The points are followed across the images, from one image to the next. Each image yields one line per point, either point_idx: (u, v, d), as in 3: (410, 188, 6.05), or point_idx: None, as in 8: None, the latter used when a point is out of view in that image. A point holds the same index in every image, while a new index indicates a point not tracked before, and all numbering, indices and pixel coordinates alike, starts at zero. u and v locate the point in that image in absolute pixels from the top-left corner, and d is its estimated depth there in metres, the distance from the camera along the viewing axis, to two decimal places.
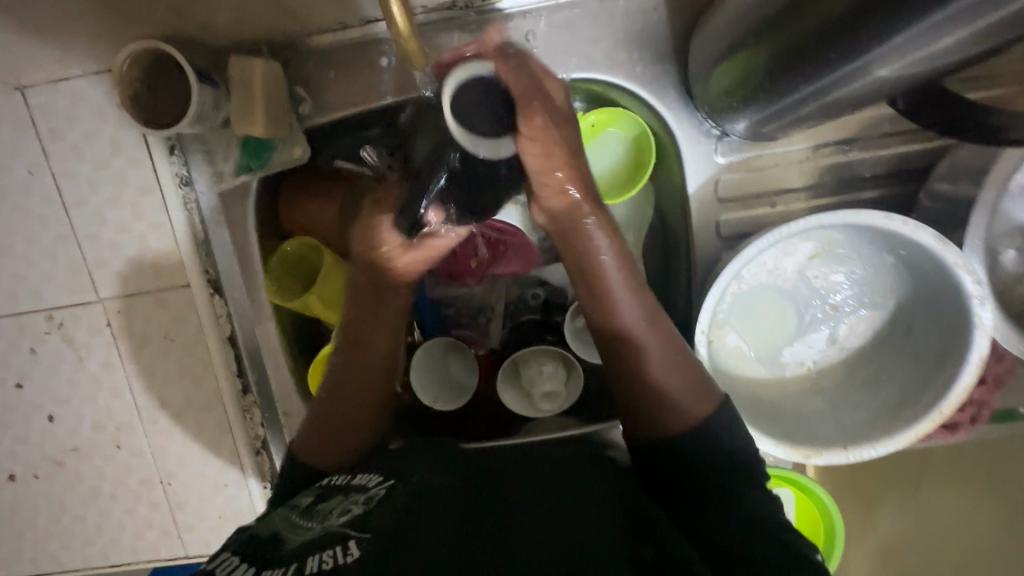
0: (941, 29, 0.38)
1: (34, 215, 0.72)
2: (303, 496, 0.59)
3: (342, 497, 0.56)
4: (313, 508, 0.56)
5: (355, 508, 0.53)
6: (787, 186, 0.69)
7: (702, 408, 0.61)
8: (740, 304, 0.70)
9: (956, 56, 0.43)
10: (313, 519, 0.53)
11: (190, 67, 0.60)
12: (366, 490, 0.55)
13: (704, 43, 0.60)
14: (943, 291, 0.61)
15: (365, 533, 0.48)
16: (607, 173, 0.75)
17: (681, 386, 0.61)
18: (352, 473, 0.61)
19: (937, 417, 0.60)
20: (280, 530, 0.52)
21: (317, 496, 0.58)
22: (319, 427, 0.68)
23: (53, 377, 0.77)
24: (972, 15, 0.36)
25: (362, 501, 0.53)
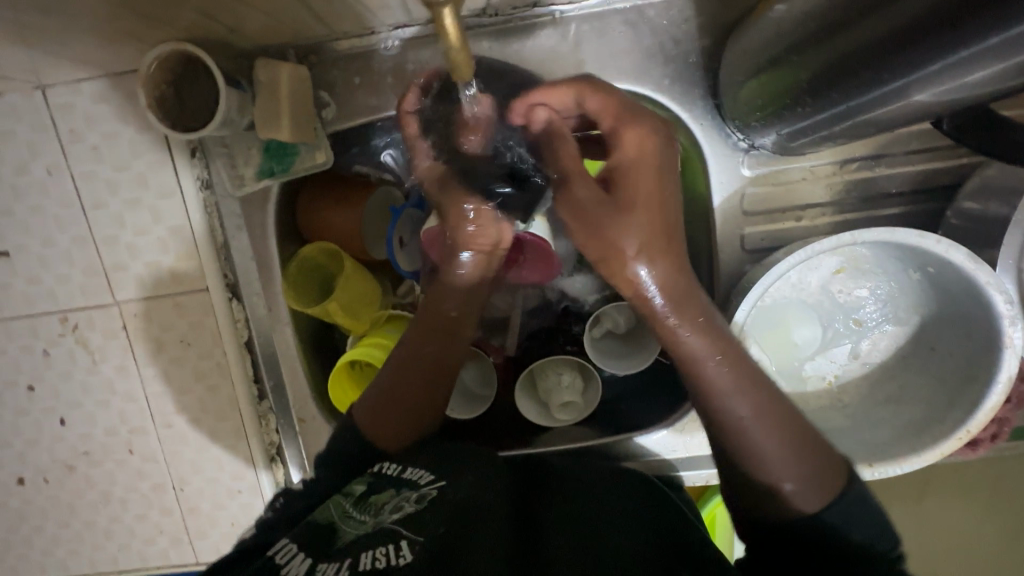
0: (997, 53, 0.38)
1: (52, 217, 0.71)
2: (355, 483, 0.60)
3: (394, 491, 0.56)
4: (366, 498, 0.56)
5: (407, 506, 0.53)
6: (812, 201, 0.69)
7: (807, 499, 0.49)
8: (763, 318, 0.70)
9: (997, 85, 0.43)
10: (367, 511, 0.54)
11: (217, 69, 0.59)
12: (418, 488, 0.56)
13: (736, 58, 0.60)
14: (970, 312, 0.61)
15: (417, 535, 0.49)
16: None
17: (805, 473, 0.50)
18: (404, 464, 0.61)
19: (965, 435, 0.60)
20: (335, 518, 0.54)
21: (370, 484, 0.59)
22: (384, 391, 0.64)
23: (66, 380, 0.76)
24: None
25: (414, 500, 0.54)
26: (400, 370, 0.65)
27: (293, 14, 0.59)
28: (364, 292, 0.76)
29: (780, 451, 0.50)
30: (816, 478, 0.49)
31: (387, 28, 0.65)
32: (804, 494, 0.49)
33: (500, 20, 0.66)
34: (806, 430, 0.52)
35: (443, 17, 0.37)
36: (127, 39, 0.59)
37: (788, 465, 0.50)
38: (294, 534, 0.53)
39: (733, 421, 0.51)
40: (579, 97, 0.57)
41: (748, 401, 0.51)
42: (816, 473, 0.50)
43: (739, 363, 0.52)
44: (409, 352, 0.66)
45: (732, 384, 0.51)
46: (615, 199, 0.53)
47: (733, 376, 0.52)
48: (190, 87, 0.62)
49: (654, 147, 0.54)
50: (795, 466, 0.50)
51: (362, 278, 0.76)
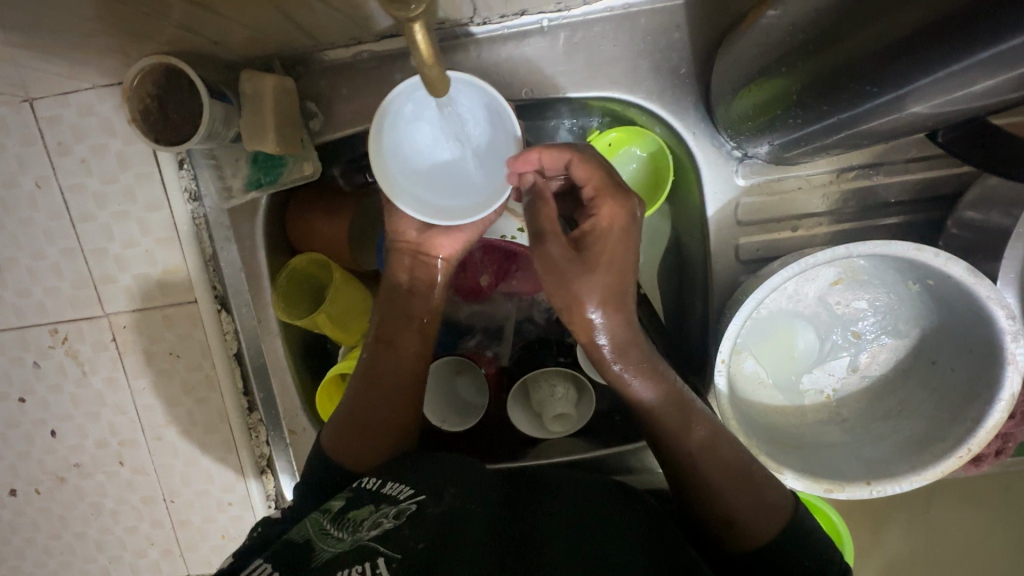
0: (995, 64, 0.37)
1: (41, 229, 0.71)
2: (334, 500, 0.59)
3: (373, 507, 0.55)
4: (345, 514, 0.55)
5: (386, 522, 0.52)
6: (808, 211, 0.67)
7: (764, 526, 0.55)
8: (759, 330, 0.68)
9: (996, 98, 0.41)
10: (345, 528, 0.53)
11: (200, 82, 0.58)
12: (397, 502, 0.55)
13: (728, 66, 0.59)
14: (972, 326, 0.59)
15: (395, 552, 0.48)
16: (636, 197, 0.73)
17: (752, 506, 0.56)
18: (384, 478, 0.60)
19: (965, 454, 0.59)
20: (312, 536, 0.53)
21: (349, 501, 0.58)
22: (349, 417, 0.66)
23: (56, 393, 0.76)
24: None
25: (392, 515, 0.53)
26: (364, 395, 0.66)
27: (277, 26, 0.58)
28: (355, 303, 0.76)
29: (731, 488, 0.56)
30: (765, 506, 0.56)
31: (375, 38, 0.64)
32: (758, 520, 0.55)
33: (490, 27, 0.64)
34: (751, 465, 0.58)
35: (411, 32, 0.36)
36: (111, 52, 0.59)
37: (737, 498, 0.56)
38: (267, 557, 0.51)
39: (688, 456, 0.57)
40: (570, 164, 0.59)
41: (705, 430, 0.58)
42: (766, 504, 0.56)
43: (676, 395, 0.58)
44: (368, 376, 0.67)
45: (700, 446, 0.57)
46: (582, 257, 0.56)
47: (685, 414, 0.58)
48: (174, 100, 0.62)
49: (620, 221, 0.57)
50: (745, 501, 0.56)
51: (352, 289, 0.75)
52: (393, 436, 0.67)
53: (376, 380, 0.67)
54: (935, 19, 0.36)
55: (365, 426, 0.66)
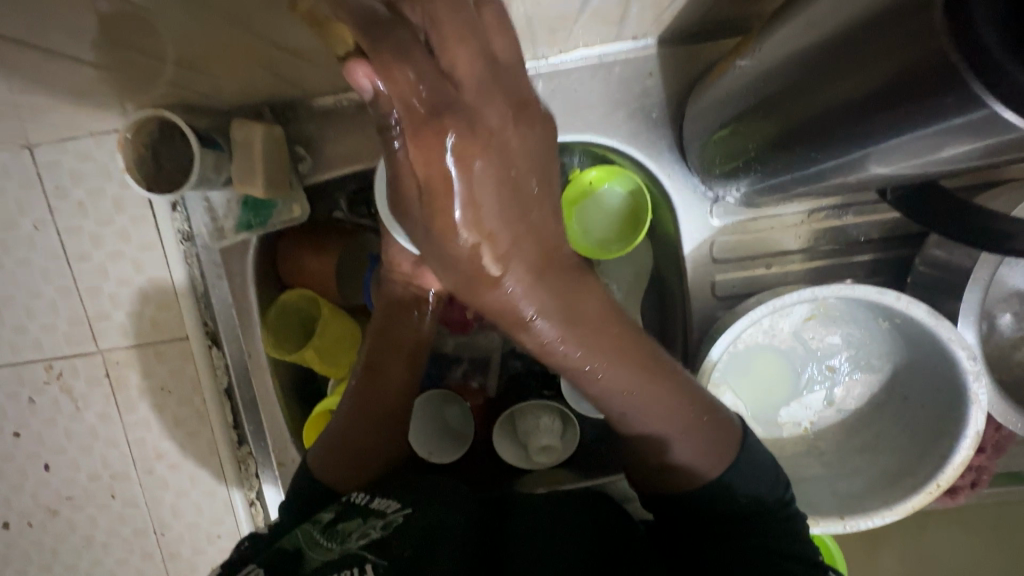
0: (943, 136, 0.39)
1: (39, 269, 0.73)
2: (325, 513, 0.59)
3: (361, 519, 0.56)
4: (334, 526, 0.56)
5: (374, 531, 0.54)
6: (782, 249, 0.69)
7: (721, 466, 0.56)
8: (737, 365, 0.70)
9: (949, 165, 0.44)
10: (334, 538, 0.54)
11: (191, 132, 0.61)
12: (385, 515, 0.56)
13: (703, 112, 0.61)
14: (938, 364, 0.61)
15: (382, 560, 0.49)
16: (619, 233, 0.73)
17: (712, 454, 0.56)
18: (374, 494, 0.62)
19: (935, 489, 0.59)
20: (302, 545, 0.54)
21: (338, 513, 0.59)
22: (338, 445, 0.67)
23: (50, 427, 0.78)
24: (966, 133, 0.37)
25: (380, 526, 0.54)
26: (353, 421, 0.67)
27: (265, 78, 0.61)
28: (343, 337, 0.77)
29: (699, 453, 0.56)
30: (727, 446, 0.56)
31: None
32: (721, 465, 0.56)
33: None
34: (723, 430, 0.57)
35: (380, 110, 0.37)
36: (107, 103, 0.62)
37: (686, 455, 0.56)
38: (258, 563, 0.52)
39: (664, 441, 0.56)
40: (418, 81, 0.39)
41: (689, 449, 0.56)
42: (726, 444, 0.56)
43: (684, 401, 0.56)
44: (357, 403, 0.68)
45: (677, 428, 0.56)
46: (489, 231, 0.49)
47: (664, 402, 0.55)
48: (167, 150, 0.64)
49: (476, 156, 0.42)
50: (701, 461, 0.56)
51: (340, 323, 0.77)
52: (381, 454, 0.68)
53: (364, 404, 0.68)
54: (889, 86, 0.38)
55: (354, 450, 0.67)
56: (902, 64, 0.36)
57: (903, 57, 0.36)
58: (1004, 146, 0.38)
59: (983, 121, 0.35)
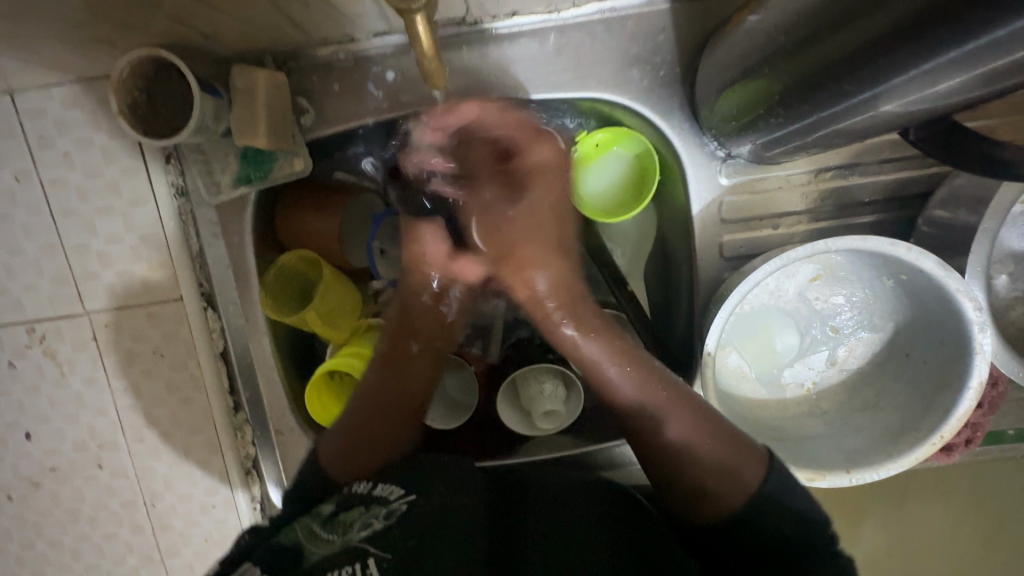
0: (960, 63, 0.38)
1: (20, 225, 0.69)
2: (325, 504, 0.58)
3: (363, 508, 0.55)
4: (335, 517, 0.55)
5: (376, 522, 0.52)
6: (788, 210, 0.70)
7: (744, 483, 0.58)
8: (742, 325, 0.71)
9: (962, 97, 0.44)
10: (334, 530, 0.52)
11: (191, 75, 0.58)
12: (388, 503, 0.55)
13: (713, 66, 0.61)
14: (941, 319, 0.62)
15: (385, 552, 0.48)
16: (621, 201, 0.74)
17: (718, 473, 0.59)
18: (375, 482, 0.60)
19: (938, 440, 0.61)
20: (300, 540, 0.52)
21: (339, 505, 0.57)
22: (348, 432, 0.67)
23: (33, 395, 0.74)
24: (980, 58, 0.37)
25: (383, 515, 0.53)
26: (361, 409, 0.68)
27: (271, 19, 0.59)
28: (344, 301, 0.75)
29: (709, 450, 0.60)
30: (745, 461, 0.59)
31: (366, 34, 0.64)
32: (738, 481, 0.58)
33: (483, 28, 0.66)
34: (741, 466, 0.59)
35: (413, 22, 0.44)
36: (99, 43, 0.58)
37: (707, 465, 0.59)
38: (254, 560, 0.50)
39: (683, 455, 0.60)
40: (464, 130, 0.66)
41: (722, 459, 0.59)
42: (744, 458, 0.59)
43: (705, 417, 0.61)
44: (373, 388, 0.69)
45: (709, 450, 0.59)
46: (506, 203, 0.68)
47: (680, 410, 0.61)
48: (164, 93, 0.61)
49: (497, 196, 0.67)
50: (715, 452, 0.59)
51: (342, 287, 0.75)
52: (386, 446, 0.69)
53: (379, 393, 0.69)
54: (911, 18, 0.37)
55: (363, 435, 0.67)
56: None
57: None
58: (1013, 67, 0.38)
59: (1007, 36, 0.34)
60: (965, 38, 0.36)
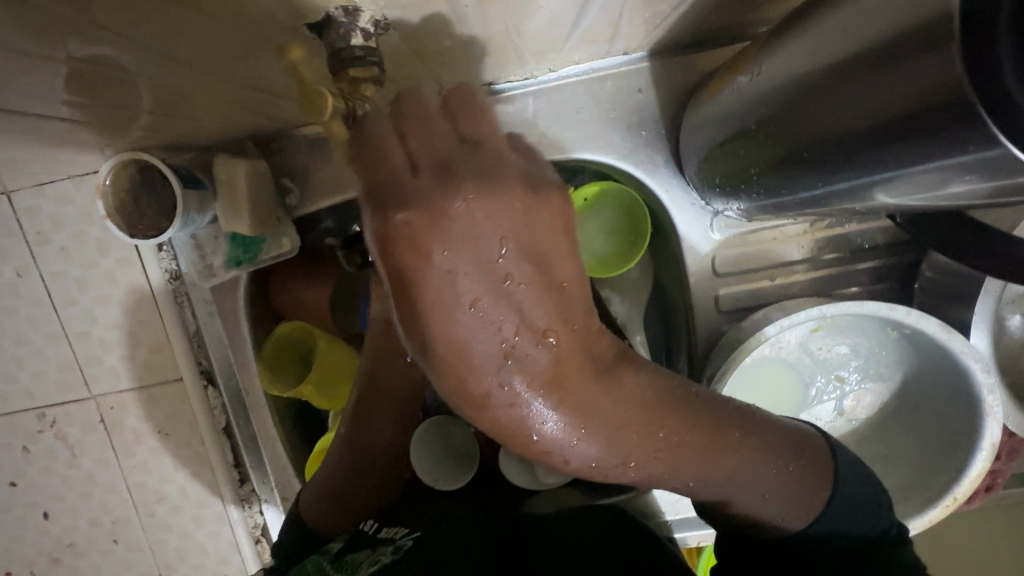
0: (954, 174, 0.35)
1: (25, 317, 0.71)
2: (332, 545, 0.61)
3: (369, 549, 0.58)
4: (342, 557, 0.57)
5: (384, 556, 0.56)
6: (785, 260, 0.68)
7: (781, 512, 0.54)
8: (745, 380, 0.69)
9: (969, 199, 0.40)
10: (346, 566, 0.55)
11: (175, 176, 0.59)
12: (393, 541, 0.59)
13: (697, 128, 0.59)
14: (947, 376, 0.60)
15: None
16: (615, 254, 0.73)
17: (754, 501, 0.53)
18: (381, 524, 0.64)
19: (952, 502, 0.59)
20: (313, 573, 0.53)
21: (345, 545, 0.60)
22: (334, 491, 0.65)
23: (47, 476, 0.76)
24: (961, 174, 0.35)
25: (388, 551, 0.57)
26: (343, 469, 0.65)
27: (249, 112, 0.59)
28: (345, 367, 0.75)
29: (742, 484, 0.52)
30: (796, 496, 0.53)
31: None
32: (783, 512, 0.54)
33: (536, 81, 0.64)
34: (819, 483, 0.54)
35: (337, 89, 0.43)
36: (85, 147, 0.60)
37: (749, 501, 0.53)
38: None
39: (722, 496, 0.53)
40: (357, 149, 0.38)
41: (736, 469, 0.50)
42: (790, 493, 0.53)
43: (776, 463, 0.52)
44: (349, 447, 0.65)
45: (744, 487, 0.52)
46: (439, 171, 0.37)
47: (743, 471, 0.51)
48: (150, 191, 0.62)
49: (482, 213, 0.37)
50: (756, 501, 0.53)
51: (340, 353, 0.75)
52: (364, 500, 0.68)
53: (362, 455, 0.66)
54: (904, 117, 0.34)
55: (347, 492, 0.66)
56: (887, 100, 0.34)
57: (887, 91, 0.34)
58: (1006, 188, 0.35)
59: (990, 161, 0.31)
60: (945, 155, 0.33)
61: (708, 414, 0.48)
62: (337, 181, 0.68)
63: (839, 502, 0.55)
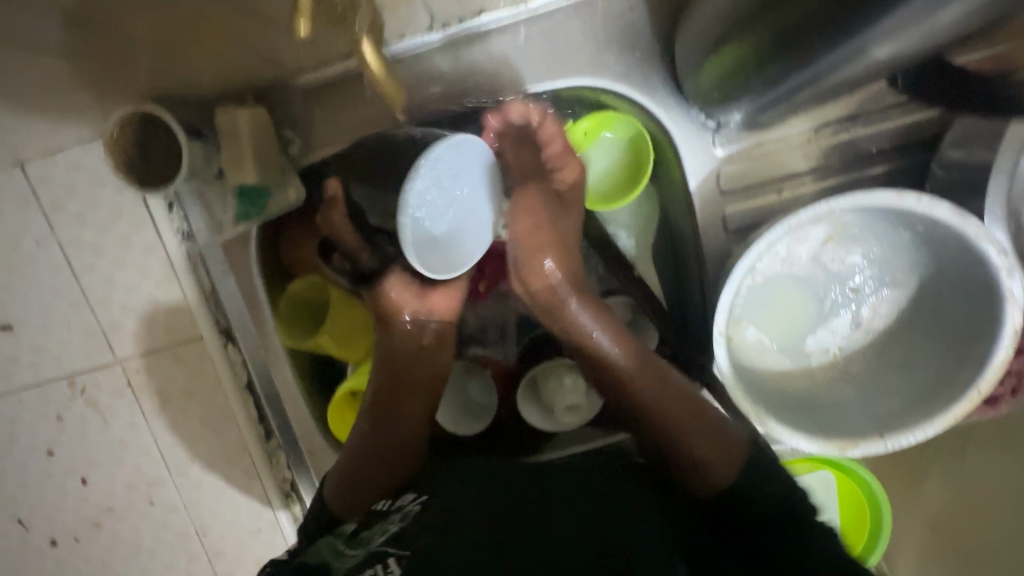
0: None
1: (47, 286, 0.73)
2: (347, 526, 0.62)
3: (381, 522, 0.58)
4: (357, 536, 0.58)
5: (391, 526, 0.56)
6: (792, 172, 0.67)
7: (724, 471, 0.59)
8: (757, 297, 0.68)
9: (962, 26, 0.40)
10: (357, 545, 0.56)
11: (179, 125, 0.60)
12: (402, 509, 0.59)
13: (688, 39, 0.59)
14: (964, 268, 0.59)
15: (405, 550, 0.50)
16: (600, 181, 0.74)
17: (710, 453, 0.60)
18: (396, 496, 0.64)
19: (976, 396, 0.59)
20: (327, 558, 0.55)
21: (361, 523, 0.61)
22: (351, 468, 0.66)
23: (81, 442, 0.78)
24: None
25: (397, 519, 0.57)
26: (363, 450, 0.66)
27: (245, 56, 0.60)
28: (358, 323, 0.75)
29: (691, 427, 0.62)
30: (728, 456, 0.60)
31: (339, 57, 0.65)
32: (721, 463, 0.60)
33: (440, 34, 0.65)
34: (733, 440, 0.62)
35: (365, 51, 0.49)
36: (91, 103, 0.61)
37: (703, 454, 0.60)
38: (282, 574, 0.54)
39: (677, 436, 0.61)
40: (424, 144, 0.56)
41: (677, 398, 0.63)
42: (728, 454, 0.60)
43: (707, 423, 0.62)
44: (377, 436, 0.66)
45: (697, 431, 0.61)
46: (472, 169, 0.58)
47: (681, 418, 0.62)
48: (155, 144, 0.63)
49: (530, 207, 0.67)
50: (704, 446, 0.60)
51: (353, 310, 0.74)
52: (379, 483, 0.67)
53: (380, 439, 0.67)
54: None
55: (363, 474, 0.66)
56: None
57: None
58: None
59: None
60: None
61: (653, 370, 0.64)
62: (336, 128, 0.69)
63: (754, 471, 0.60)
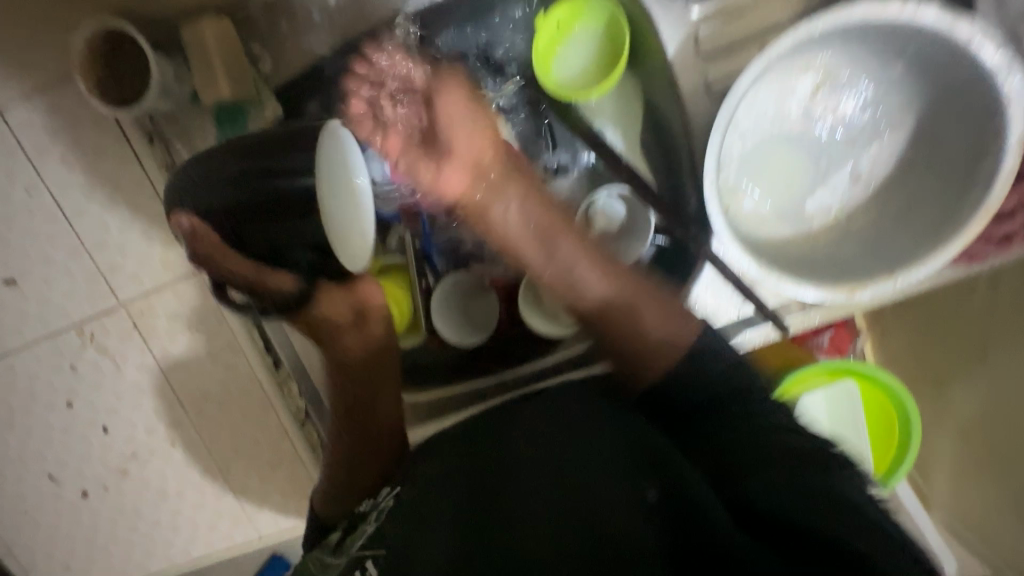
0: None
1: (43, 235, 0.74)
2: (333, 533, 0.60)
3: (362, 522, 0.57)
4: (343, 542, 0.57)
5: (370, 527, 0.55)
6: (771, 24, 0.65)
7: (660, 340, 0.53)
8: (750, 162, 0.66)
9: None
10: (341, 551, 0.55)
11: (142, 39, 0.60)
12: (380, 504, 0.57)
13: None
14: (962, 82, 0.58)
15: (380, 549, 0.51)
16: (578, 79, 0.70)
17: (656, 318, 0.54)
18: (378, 495, 0.60)
19: (987, 212, 0.57)
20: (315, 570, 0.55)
21: (345, 530, 0.59)
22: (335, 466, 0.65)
23: (97, 391, 0.79)
24: None
25: (376, 517, 0.55)
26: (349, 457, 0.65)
27: None
28: None
29: (623, 295, 0.55)
30: (675, 316, 0.54)
31: None
32: (669, 330, 0.53)
33: None
34: (679, 308, 0.55)
35: None
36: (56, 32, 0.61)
37: (646, 338, 0.53)
38: None
39: (626, 307, 0.54)
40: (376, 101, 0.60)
41: (607, 286, 0.55)
42: (676, 313, 0.54)
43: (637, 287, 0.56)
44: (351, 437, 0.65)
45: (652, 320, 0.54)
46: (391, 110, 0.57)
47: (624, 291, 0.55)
48: (124, 63, 0.63)
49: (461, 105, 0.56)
50: (655, 320, 0.53)
51: None
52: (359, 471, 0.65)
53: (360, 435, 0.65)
54: None
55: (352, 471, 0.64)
56: None
57: None
58: None
59: None
60: None
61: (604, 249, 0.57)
62: (306, 39, 0.69)
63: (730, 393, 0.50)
